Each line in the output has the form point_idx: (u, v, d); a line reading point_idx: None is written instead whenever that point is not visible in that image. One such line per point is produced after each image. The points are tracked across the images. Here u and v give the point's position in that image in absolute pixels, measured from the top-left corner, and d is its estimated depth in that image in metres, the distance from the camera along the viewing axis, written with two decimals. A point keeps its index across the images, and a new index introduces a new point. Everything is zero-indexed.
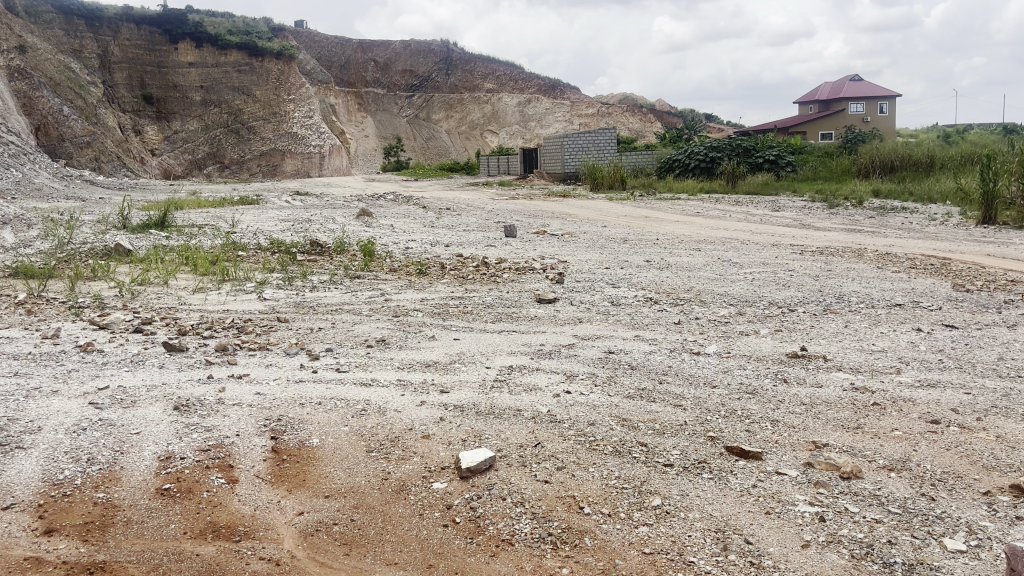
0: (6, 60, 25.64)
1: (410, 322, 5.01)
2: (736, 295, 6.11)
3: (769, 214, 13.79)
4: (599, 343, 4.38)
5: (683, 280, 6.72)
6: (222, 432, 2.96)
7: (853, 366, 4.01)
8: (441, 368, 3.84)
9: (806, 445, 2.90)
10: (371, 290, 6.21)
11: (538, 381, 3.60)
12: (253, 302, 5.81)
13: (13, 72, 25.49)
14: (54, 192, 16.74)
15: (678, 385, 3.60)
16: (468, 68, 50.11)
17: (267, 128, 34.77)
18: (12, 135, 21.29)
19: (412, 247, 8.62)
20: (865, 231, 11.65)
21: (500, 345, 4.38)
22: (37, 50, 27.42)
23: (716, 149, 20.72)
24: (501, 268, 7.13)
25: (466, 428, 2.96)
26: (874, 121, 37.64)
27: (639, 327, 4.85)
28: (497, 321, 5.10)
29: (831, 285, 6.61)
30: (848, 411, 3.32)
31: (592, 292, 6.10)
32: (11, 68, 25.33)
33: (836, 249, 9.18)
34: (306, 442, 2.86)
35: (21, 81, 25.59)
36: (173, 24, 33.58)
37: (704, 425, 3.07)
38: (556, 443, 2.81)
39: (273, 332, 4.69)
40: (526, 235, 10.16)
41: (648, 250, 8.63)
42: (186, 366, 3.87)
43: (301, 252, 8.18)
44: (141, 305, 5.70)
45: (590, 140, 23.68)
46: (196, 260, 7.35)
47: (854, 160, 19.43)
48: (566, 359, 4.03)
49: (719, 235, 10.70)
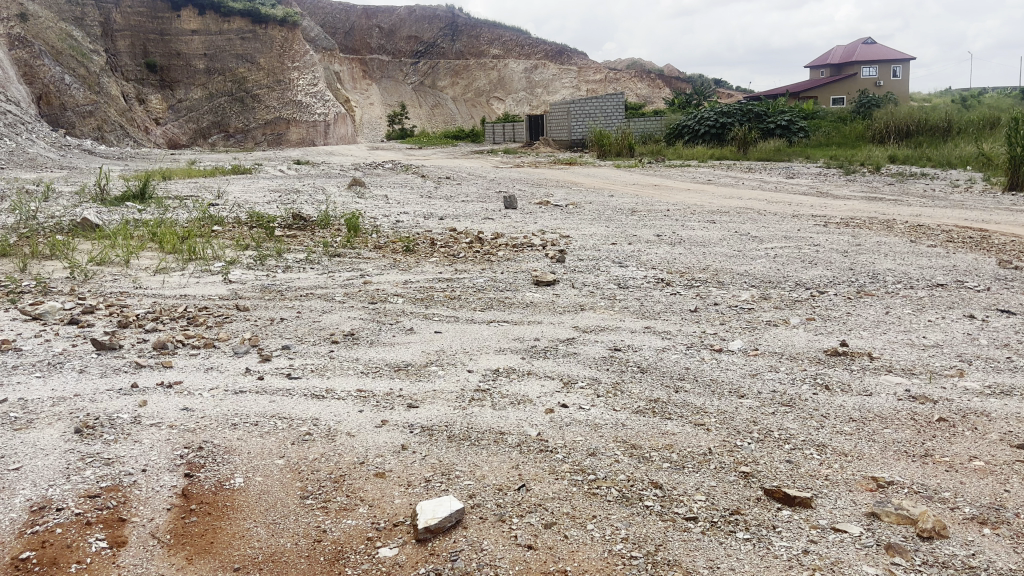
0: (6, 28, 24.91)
1: (388, 310, 4.37)
2: (758, 275, 5.45)
3: (783, 181, 13.13)
4: (602, 338, 3.74)
5: (697, 257, 6.05)
6: (125, 466, 2.33)
7: (906, 366, 3.36)
8: (413, 373, 3.20)
9: (864, 482, 2.28)
10: (350, 271, 5.56)
11: (529, 392, 2.96)
12: (216, 286, 5.16)
13: (14, 39, 24.75)
14: (47, 163, 16.07)
15: (698, 395, 2.98)
16: (474, 34, 48.93)
17: (272, 96, 33.89)
18: (12, 105, 20.58)
19: (403, 221, 7.98)
20: (887, 199, 10.93)
21: (487, 340, 3.75)
22: (38, 18, 26.72)
23: (726, 115, 19.90)
24: (497, 244, 6.50)
25: (433, 461, 2.34)
26: (887, 86, 36.54)
27: (650, 316, 4.20)
28: (486, 308, 4.46)
29: (863, 263, 5.93)
30: (908, 431, 2.67)
31: (596, 272, 5.45)
32: (12, 36, 24.62)
33: (863, 220, 8.47)
34: (227, 483, 2.24)
35: (22, 49, 24.91)
36: None
37: (734, 454, 2.43)
38: (546, 485, 2.19)
39: (226, 325, 4.05)
40: (526, 206, 9.53)
41: (658, 223, 7.95)
42: (110, 372, 3.22)
43: (281, 226, 7.54)
44: (91, 290, 5.04)
45: (598, 106, 22.84)
46: (163, 236, 6.70)
47: (869, 125, 18.55)
48: (563, 360, 3.40)
49: (735, 205, 10.03)
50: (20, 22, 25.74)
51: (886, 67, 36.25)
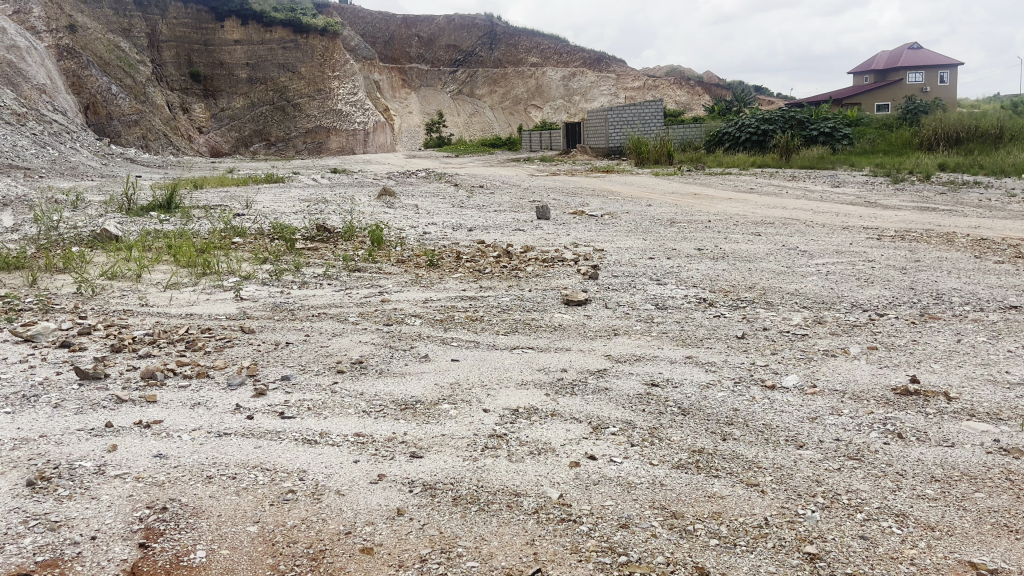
0: (55, 39, 25.27)
1: (403, 334, 4.01)
2: (810, 295, 5.00)
3: (829, 190, 12.59)
4: (637, 370, 3.34)
5: (742, 274, 5.61)
6: (73, 533, 1.97)
7: (991, 410, 2.90)
8: (421, 413, 2.81)
9: (958, 568, 1.86)
10: (369, 288, 5.22)
11: (551, 439, 2.57)
12: (226, 303, 4.85)
13: (62, 50, 25.06)
14: (88, 172, 16.03)
15: (750, 446, 2.58)
16: (512, 42, 48.75)
17: (313, 105, 33.96)
18: (59, 114, 20.71)
19: (430, 232, 7.67)
20: (941, 209, 10.37)
21: (508, 370, 3.37)
22: (87, 30, 27.10)
23: (767, 122, 19.31)
24: (526, 259, 6.12)
25: (431, 532, 1.97)
26: (934, 91, 35.45)
27: (691, 344, 3.79)
28: (510, 332, 4.07)
29: (925, 281, 5.44)
30: (1007, 497, 2.23)
31: (632, 290, 5.05)
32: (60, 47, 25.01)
33: (920, 232, 7.95)
34: (188, 556, 1.88)
35: (69, 60, 25.22)
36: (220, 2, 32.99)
37: (795, 527, 2.04)
38: (565, 571, 1.82)
39: (226, 350, 3.70)
40: (560, 217, 9.17)
41: (698, 234, 7.53)
42: (85, 408, 2.86)
43: (303, 238, 7.26)
44: (94, 308, 4.73)
45: (636, 113, 22.40)
46: (180, 248, 6.41)
47: (916, 132, 17.85)
48: (593, 398, 2.99)
49: (779, 215, 9.59)
50: (69, 34, 26.09)
51: (933, 72, 35.23)
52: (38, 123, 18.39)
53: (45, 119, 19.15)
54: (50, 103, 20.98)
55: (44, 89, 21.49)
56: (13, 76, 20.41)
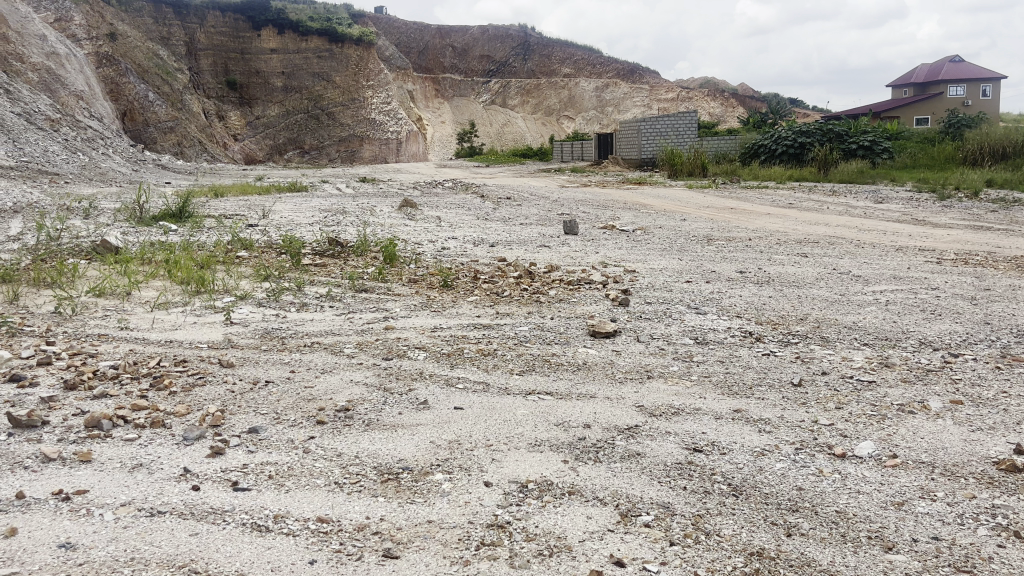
0: (93, 46, 25.32)
1: (403, 373, 3.46)
2: (871, 329, 4.39)
3: (873, 206, 11.88)
4: (676, 430, 2.75)
5: (791, 303, 5.00)
6: None
7: None
8: (408, 487, 2.26)
9: None
10: (373, 312, 4.71)
11: (567, 531, 2.01)
12: (213, 329, 4.34)
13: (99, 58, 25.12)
14: (117, 178, 15.76)
15: (824, 547, 2.00)
16: (546, 53, 48.41)
17: (345, 114, 33.81)
18: (93, 120, 20.56)
19: (450, 247, 7.21)
20: (997, 228, 9.65)
21: (521, 424, 2.81)
22: (126, 37, 27.16)
23: (805, 134, 18.59)
24: (550, 280, 5.58)
25: None
26: (976, 105, 34.45)
27: (740, 395, 3.17)
28: (527, 371, 3.51)
29: (1001, 314, 4.80)
30: None
31: (667, 320, 4.47)
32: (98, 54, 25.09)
33: (978, 255, 7.27)
34: None
35: (107, 67, 25.23)
36: (258, 10, 32.66)
37: None
38: None
39: (195, 390, 3.19)
40: (589, 231, 8.66)
41: (739, 254, 6.94)
42: (3, 470, 2.35)
43: (313, 252, 6.79)
44: (67, 331, 4.25)
45: (670, 124, 21.78)
46: (178, 263, 5.92)
47: (960, 146, 17.01)
48: (621, 469, 2.42)
49: (823, 232, 8.96)
50: (108, 41, 26.13)
51: (975, 86, 34.23)
52: (71, 128, 18.20)
53: (78, 124, 18.95)
54: (86, 110, 20.88)
55: (79, 95, 21.39)
56: (51, 83, 20.37)
